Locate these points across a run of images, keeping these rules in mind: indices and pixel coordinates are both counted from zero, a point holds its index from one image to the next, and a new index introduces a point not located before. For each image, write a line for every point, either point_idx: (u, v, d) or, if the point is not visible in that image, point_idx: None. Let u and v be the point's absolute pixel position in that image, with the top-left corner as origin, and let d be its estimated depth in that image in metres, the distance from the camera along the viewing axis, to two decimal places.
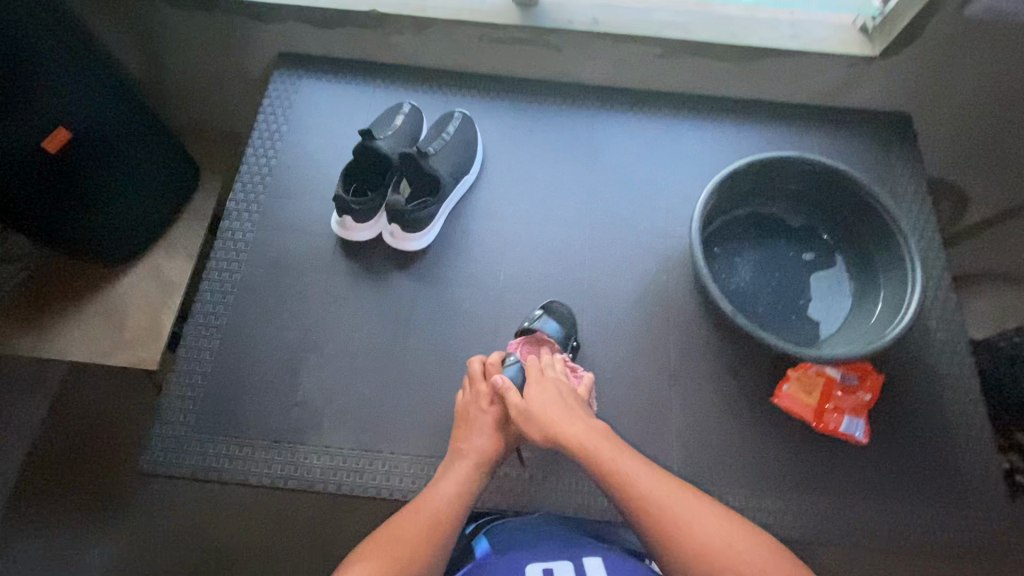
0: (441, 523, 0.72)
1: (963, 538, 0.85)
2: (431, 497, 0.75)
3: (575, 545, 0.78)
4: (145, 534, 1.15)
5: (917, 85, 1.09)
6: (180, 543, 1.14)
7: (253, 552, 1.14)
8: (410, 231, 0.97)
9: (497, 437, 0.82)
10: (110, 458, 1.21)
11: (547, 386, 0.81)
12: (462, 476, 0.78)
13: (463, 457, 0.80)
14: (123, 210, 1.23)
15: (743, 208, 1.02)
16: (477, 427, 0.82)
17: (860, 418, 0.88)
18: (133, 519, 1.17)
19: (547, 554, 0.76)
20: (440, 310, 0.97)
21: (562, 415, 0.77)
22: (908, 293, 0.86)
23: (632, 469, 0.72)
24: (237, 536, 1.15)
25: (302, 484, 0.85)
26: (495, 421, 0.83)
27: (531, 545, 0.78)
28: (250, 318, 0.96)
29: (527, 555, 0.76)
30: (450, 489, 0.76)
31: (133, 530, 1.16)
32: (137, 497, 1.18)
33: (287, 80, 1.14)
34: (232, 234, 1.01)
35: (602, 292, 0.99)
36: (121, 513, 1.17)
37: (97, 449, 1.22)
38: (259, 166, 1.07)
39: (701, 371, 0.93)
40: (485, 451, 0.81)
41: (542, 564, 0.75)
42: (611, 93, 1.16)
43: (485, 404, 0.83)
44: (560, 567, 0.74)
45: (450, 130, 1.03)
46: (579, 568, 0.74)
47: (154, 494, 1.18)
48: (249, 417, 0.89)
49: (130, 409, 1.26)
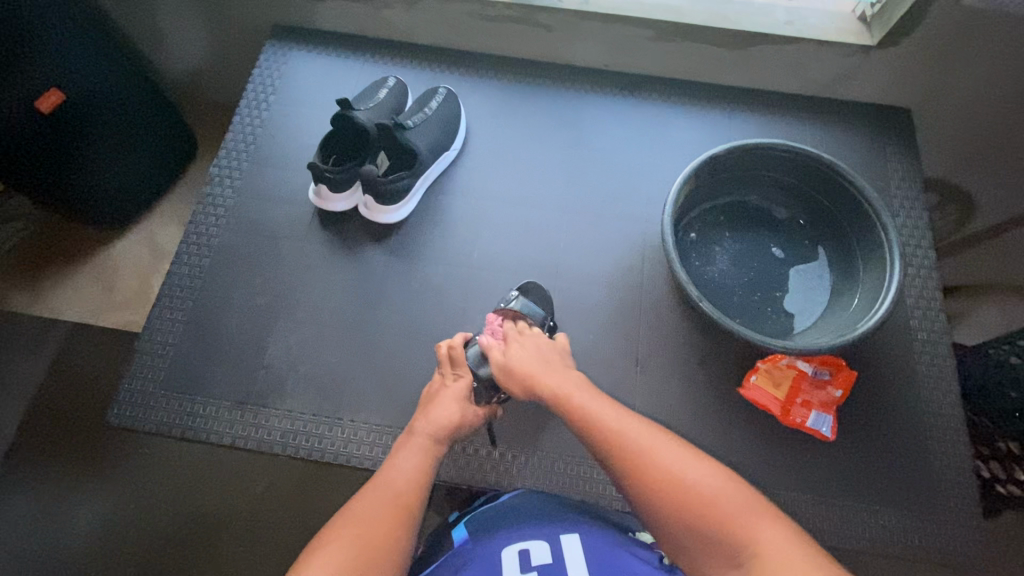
0: (407, 498, 0.69)
1: (931, 541, 0.82)
2: (392, 474, 0.71)
3: (552, 525, 0.72)
4: (117, 490, 1.16)
5: (916, 78, 1.06)
6: (154, 502, 1.15)
7: (231, 517, 1.15)
8: (385, 203, 0.97)
9: (459, 410, 0.79)
10: (89, 414, 1.22)
11: (523, 346, 0.79)
12: (422, 454, 0.75)
13: (422, 433, 0.77)
14: (115, 173, 1.25)
15: (726, 195, 1.00)
16: (437, 403, 0.80)
17: (829, 413, 0.87)
18: (117, 478, 1.17)
19: (522, 536, 0.71)
20: (411, 283, 0.97)
21: (543, 366, 0.76)
22: (885, 287, 0.83)
23: (615, 422, 0.68)
24: (213, 496, 1.16)
25: (261, 445, 0.86)
26: (458, 394, 0.80)
27: (507, 528, 0.73)
28: (224, 282, 0.97)
29: (502, 538, 0.71)
30: (411, 464, 0.73)
31: (106, 486, 1.16)
32: (114, 453, 1.19)
33: (278, 50, 1.15)
34: (214, 199, 1.03)
35: (576, 274, 0.98)
36: (96, 468, 1.17)
37: (80, 408, 1.22)
38: (244, 135, 1.08)
39: (671, 357, 0.92)
40: (447, 425, 0.78)
41: (517, 545, 0.69)
42: (603, 76, 1.14)
43: (450, 381, 0.82)
44: (536, 548, 0.68)
45: (433, 106, 1.02)
46: (554, 548, 0.68)
47: (130, 451, 1.19)
48: (215, 377, 0.91)
49: (109, 369, 1.24)
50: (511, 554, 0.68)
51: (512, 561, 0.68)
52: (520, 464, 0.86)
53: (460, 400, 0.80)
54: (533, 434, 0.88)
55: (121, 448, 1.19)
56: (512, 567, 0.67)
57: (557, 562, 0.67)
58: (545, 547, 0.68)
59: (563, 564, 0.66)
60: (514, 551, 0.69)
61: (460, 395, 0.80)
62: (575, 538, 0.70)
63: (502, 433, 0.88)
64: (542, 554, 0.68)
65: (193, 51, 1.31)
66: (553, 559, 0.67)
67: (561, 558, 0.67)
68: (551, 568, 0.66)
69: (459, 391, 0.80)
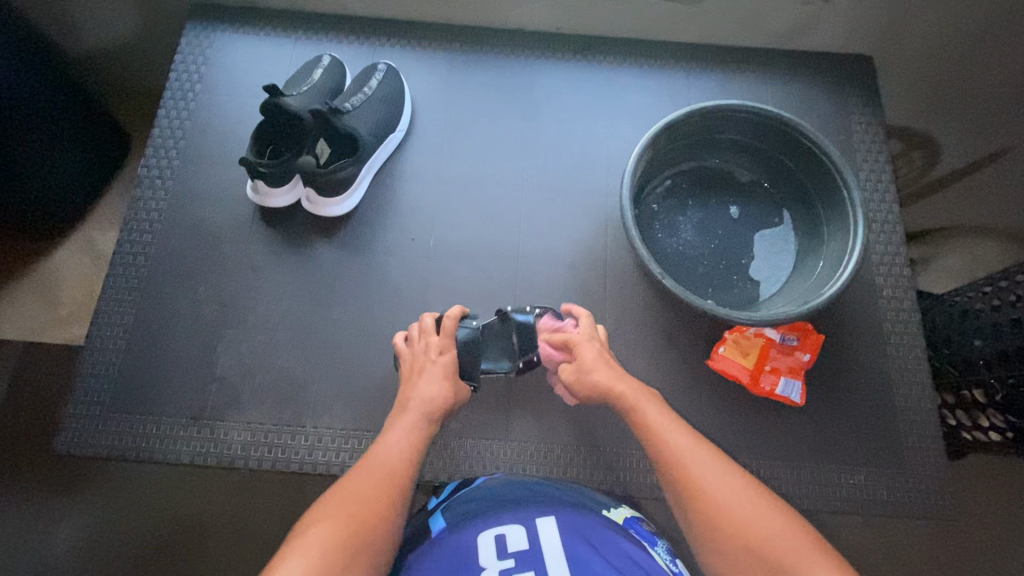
0: (400, 477, 0.67)
1: (899, 495, 0.83)
2: (383, 453, 0.69)
3: (528, 510, 0.69)
4: (62, 526, 1.03)
5: (874, 25, 1.03)
6: (99, 537, 1.02)
7: (180, 542, 1.02)
8: (329, 196, 0.91)
9: (448, 386, 0.77)
10: (20, 449, 1.07)
11: (590, 349, 0.78)
12: (413, 432, 0.72)
13: (414, 409, 0.74)
14: (45, 180, 1.12)
15: (687, 161, 0.96)
16: (424, 377, 0.77)
17: (798, 379, 0.87)
18: (60, 509, 1.04)
19: (500, 522, 0.67)
20: (365, 278, 0.93)
21: (607, 372, 0.76)
22: (849, 249, 0.81)
23: (683, 444, 0.67)
24: (161, 519, 1.03)
25: (221, 460, 0.83)
26: (445, 370, 0.78)
27: (484, 514, 0.69)
28: (165, 292, 0.91)
29: (478, 524, 0.67)
30: (403, 441, 0.71)
31: (48, 521, 1.03)
32: (53, 484, 1.05)
33: (200, 33, 1.05)
34: (145, 203, 0.96)
35: (537, 256, 0.94)
36: (33, 502, 1.04)
37: (11, 442, 1.08)
38: (171, 130, 1.00)
39: (639, 334, 0.90)
40: (440, 402, 0.76)
41: (493, 530, 0.66)
42: (554, 39, 1.08)
43: (435, 354, 0.79)
44: (512, 532, 0.65)
45: (373, 84, 0.96)
46: (531, 535, 0.65)
47: (69, 477, 1.05)
48: (165, 394, 0.86)
49: (44, 392, 1.11)
50: (487, 539, 0.65)
51: (488, 548, 0.64)
52: (491, 455, 0.85)
53: (448, 375, 0.78)
54: (501, 425, 0.86)
55: (57, 475, 1.06)
56: (488, 554, 0.63)
57: (534, 547, 0.63)
58: (522, 534, 0.65)
59: (540, 549, 0.63)
60: (490, 536, 0.65)
61: (447, 371, 0.78)
62: (551, 521, 0.66)
63: (471, 427, 0.86)
64: (519, 539, 0.64)
65: (110, 38, 1.19)
66: (529, 545, 0.63)
67: (538, 542, 0.64)
68: (528, 553, 0.62)
69: (446, 367, 0.78)
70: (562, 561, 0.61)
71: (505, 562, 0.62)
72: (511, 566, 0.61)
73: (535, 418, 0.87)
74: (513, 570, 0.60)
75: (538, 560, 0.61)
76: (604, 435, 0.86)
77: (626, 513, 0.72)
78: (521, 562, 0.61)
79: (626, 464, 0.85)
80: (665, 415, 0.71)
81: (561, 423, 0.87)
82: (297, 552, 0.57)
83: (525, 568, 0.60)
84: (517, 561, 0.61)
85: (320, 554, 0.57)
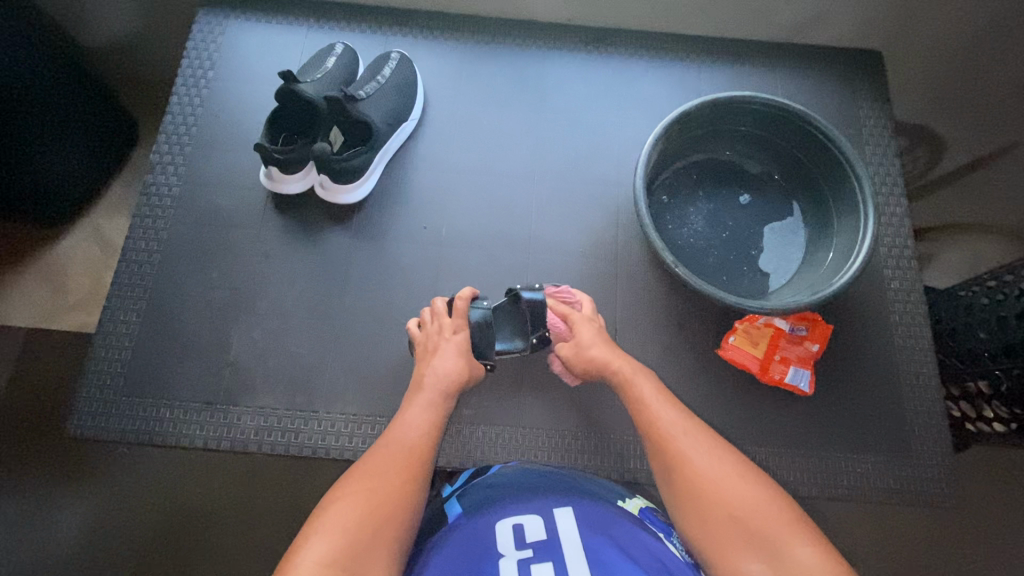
0: (421, 453, 0.68)
1: (906, 484, 0.84)
2: (402, 430, 0.70)
3: (545, 498, 0.69)
4: (70, 510, 1.03)
5: (883, 20, 1.04)
6: (108, 521, 1.02)
7: (189, 527, 1.02)
8: (341, 182, 0.91)
9: (463, 363, 0.78)
10: (27, 435, 1.07)
11: (588, 328, 0.80)
12: (431, 409, 0.73)
13: (430, 387, 0.75)
14: (53, 165, 1.12)
15: (698, 152, 0.97)
16: (439, 355, 0.78)
17: (806, 368, 0.87)
18: (68, 494, 1.04)
19: (517, 510, 0.67)
20: (378, 265, 0.93)
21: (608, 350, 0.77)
22: (860, 240, 0.81)
23: (671, 423, 0.69)
24: (170, 503, 1.03)
25: (234, 444, 0.83)
26: (459, 348, 0.79)
27: (500, 502, 0.69)
28: (178, 277, 0.92)
29: (496, 513, 0.67)
30: (422, 418, 0.72)
31: (56, 506, 1.03)
32: (61, 469, 1.05)
33: (213, 20, 1.05)
34: (157, 188, 0.96)
35: (548, 246, 0.95)
36: (41, 487, 1.04)
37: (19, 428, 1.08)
38: (183, 116, 1.00)
39: (649, 323, 0.91)
40: (454, 378, 0.76)
41: (512, 520, 0.66)
42: (565, 30, 1.08)
43: (448, 334, 0.80)
44: (530, 523, 0.65)
45: (387, 73, 0.96)
46: (549, 525, 0.65)
47: (77, 462, 1.05)
48: (179, 378, 0.87)
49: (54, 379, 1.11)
50: (505, 529, 0.65)
51: (505, 537, 0.64)
52: (502, 442, 0.85)
53: (462, 353, 0.78)
54: (512, 412, 0.87)
55: (65, 460, 1.06)
56: (505, 542, 0.64)
57: (552, 537, 0.63)
58: (539, 524, 0.65)
59: (558, 538, 0.63)
60: (507, 525, 0.65)
61: (461, 349, 0.79)
62: (568, 511, 0.66)
63: (483, 414, 0.87)
64: (536, 529, 0.65)
65: (121, 25, 1.19)
66: (547, 535, 0.64)
67: (556, 533, 0.64)
68: (546, 543, 0.63)
69: (460, 345, 0.79)
70: (581, 554, 0.61)
71: (523, 552, 0.62)
72: (528, 556, 0.62)
73: (547, 406, 0.87)
74: (530, 560, 0.61)
75: (556, 550, 0.62)
76: (614, 422, 0.87)
77: (640, 503, 0.72)
78: (538, 552, 0.62)
79: (635, 451, 0.86)
80: (657, 394, 0.72)
81: (572, 410, 0.87)
82: (322, 528, 0.58)
83: (543, 558, 0.61)
84: (534, 551, 0.62)
85: (344, 530, 0.58)
